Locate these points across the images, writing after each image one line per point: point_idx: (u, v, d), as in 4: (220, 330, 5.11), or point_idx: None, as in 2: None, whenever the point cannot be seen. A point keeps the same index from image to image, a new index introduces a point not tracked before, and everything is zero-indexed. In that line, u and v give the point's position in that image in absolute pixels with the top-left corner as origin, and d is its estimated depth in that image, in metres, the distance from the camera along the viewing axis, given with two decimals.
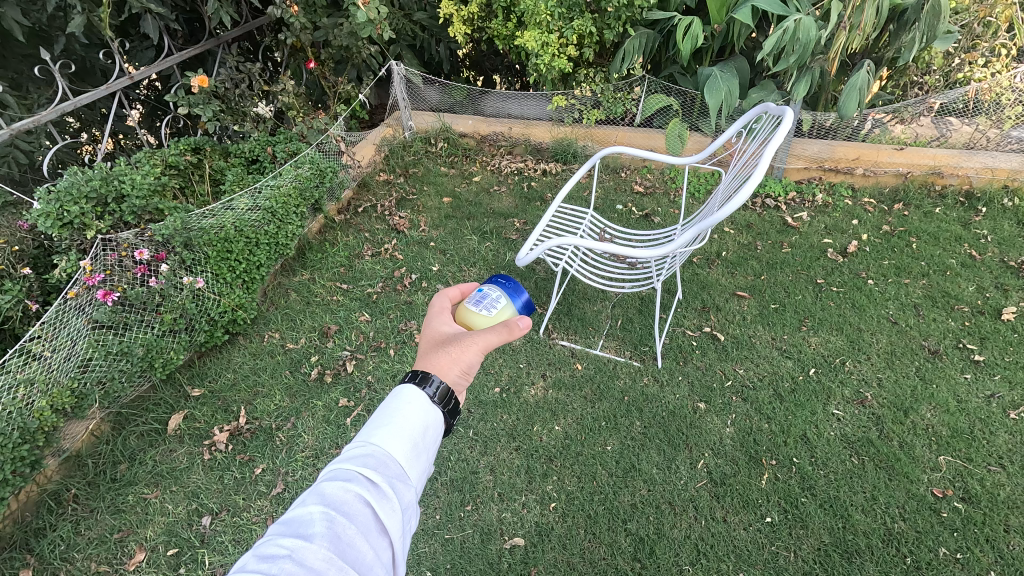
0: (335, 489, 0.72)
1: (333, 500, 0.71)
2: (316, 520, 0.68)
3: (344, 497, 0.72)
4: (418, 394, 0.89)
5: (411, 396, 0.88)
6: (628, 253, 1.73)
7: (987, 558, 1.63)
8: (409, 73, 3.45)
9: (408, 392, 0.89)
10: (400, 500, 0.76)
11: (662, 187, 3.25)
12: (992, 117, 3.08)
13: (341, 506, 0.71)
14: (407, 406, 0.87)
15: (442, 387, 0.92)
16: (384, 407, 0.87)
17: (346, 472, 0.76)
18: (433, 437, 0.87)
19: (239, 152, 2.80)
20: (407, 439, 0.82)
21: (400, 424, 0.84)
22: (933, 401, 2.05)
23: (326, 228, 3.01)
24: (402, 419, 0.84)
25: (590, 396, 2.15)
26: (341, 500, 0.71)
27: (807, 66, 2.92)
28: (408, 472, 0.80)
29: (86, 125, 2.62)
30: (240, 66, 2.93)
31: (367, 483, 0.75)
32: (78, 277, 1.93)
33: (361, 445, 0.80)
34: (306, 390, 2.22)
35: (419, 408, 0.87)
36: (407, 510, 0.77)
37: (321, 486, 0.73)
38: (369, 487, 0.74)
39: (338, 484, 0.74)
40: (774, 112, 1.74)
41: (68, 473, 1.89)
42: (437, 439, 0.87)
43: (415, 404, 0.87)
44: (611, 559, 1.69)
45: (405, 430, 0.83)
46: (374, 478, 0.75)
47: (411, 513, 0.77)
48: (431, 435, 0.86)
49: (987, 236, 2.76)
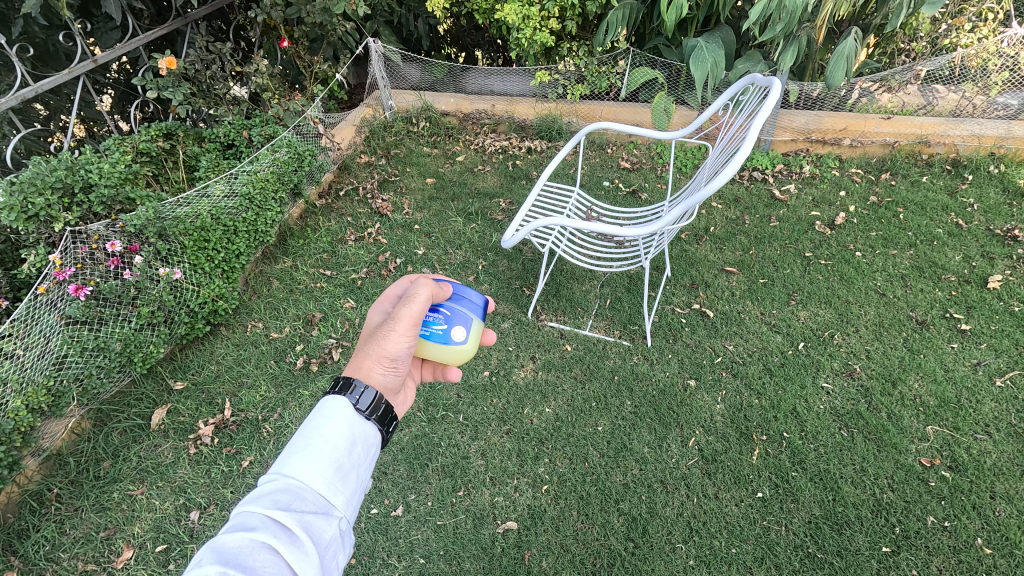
0: (234, 534, 0.68)
1: (234, 547, 0.66)
2: (212, 571, 0.61)
3: (250, 541, 0.66)
4: (342, 409, 0.88)
5: (337, 411, 0.87)
6: (615, 231, 1.68)
7: (973, 525, 1.64)
8: (387, 50, 3.36)
9: (330, 404, 0.88)
10: (319, 536, 0.73)
11: (649, 162, 3.21)
12: (979, 84, 3.05)
13: (241, 553, 0.65)
14: (328, 426, 0.86)
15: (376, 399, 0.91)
16: (300, 434, 0.84)
17: (251, 515, 0.71)
18: (360, 455, 0.86)
19: (212, 137, 2.70)
20: (326, 466, 0.80)
21: (317, 449, 0.81)
22: (920, 371, 2.06)
23: (307, 213, 2.94)
24: (320, 443, 0.82)
25: (581, 376, 2.14)
26: (242, 547, 0.66)
27: (793, 35, 2.85)
28: (330, 503, 0.77)
29: (54, 112, 2.50)
30: (210, 46, 2.80)
31: (276, 524, 0.71)
32: (48, 272, 1.87)
33: (273, 480, 0.76)
34: (292, 380, 2.18)
35: (340, 429, 0.86)
36: (331, 546, 0.74)
37: (219, 533, 0.67)
38: (278, 529, 0.70)
39: (239, 530, 0.69)
40: (761, 83, 1.70)
41: (49, 473, 1.85)
42: (361, 459, 0.86)
43: (338, 423, 0.86)
44: (604, 539, 1.69)
45: (321, 456, 0.80)
46: (286, 517, 0.71)
47: (336, 548, 0.74)
48: (354, 456, 0.85)
49: (974, 205, 2.75)
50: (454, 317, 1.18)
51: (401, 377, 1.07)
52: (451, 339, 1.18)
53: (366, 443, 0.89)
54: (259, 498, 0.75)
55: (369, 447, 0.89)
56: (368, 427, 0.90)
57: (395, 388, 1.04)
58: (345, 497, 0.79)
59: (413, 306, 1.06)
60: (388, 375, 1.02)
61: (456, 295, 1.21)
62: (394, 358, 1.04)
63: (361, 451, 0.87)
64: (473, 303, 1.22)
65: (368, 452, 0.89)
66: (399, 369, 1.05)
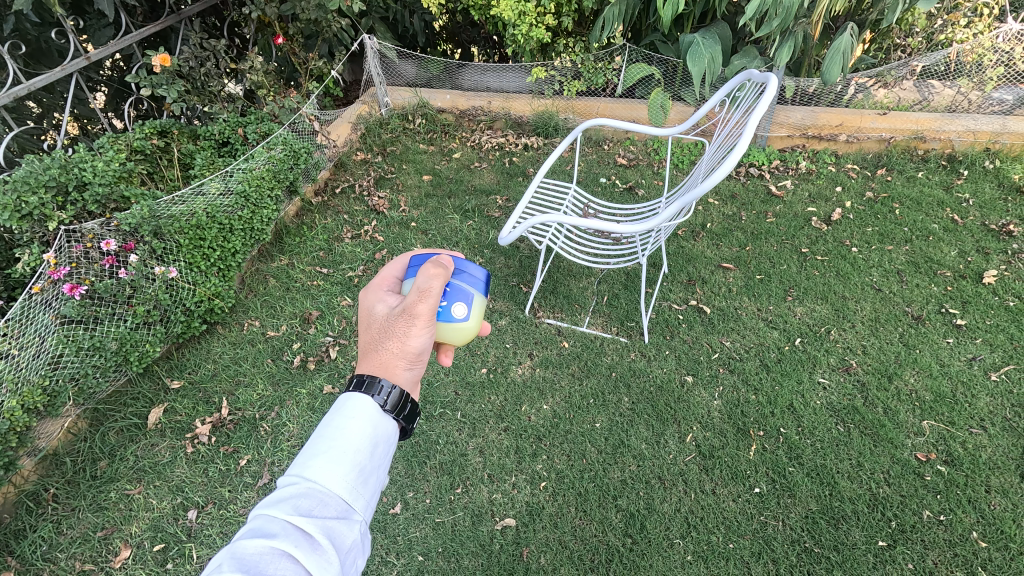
0: (253, 542, 0.65)
1: (254, 555, 0.64)
2: None
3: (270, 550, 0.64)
4: (365, 407, 0.84)
5: (359, 409, 0.84)
6: (612, 228, 1.67)
7: (969, 519, 1.65)
8: (383, 46, 3.35)
9: (351, 402, 0.84)
10: (341, 542, 0.71)
11: (646, 158, 3.20)
12: (974, 79, 3.05)
13: (260, 563, 0.63)
14: (350, 424, 0.82)
15: (394, 395, 0.86)
16: (321, 431, 0.80)
17: (271, 521, 0.69)
18: (382, 455, 0.83)
19: (207, 134, 2.69)
20: (348, 468, 0.77)
21: (339, 450, 0.78)
22: (916, 366, 2.07)
23: (304, 211, 2.93)
24: (341, 444, 0.79)
25: (578, 373, 2.14)
26: (259, 556, 0.64)
27: (789, 31, 2.85)
28: (351, 506, 0.75)
29: (47, 110, 2.46)
30: (204, 42, 2.79)
31: (297, 531, 0.68)
32: (42, 271, 1.86)
33: (294, 482, 0.74)
34: (289, 378, 2.17)
35: (362, 428, 0.82)
36: (352, 551, 0.72)
37: (239, 539, 0.65)
38: (299, 536, 0.68)
39: (258, 537, 0.67)
40: (758, 79, 1.70)
41: (45, 473, 1.84)
42: (383, 459, 0.83)
43: (359, 423, 0.82)
44: (601, 535, 1.70)
45: (342, 458, 0.77)
46: (307, 524, 0.69)
47: (357, 554, 0.72)
48: (376, 457, 0.82)
49: (969, 200, 2.76)
50: (453, 293, 1.14)
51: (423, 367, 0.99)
52: (453, 317, 1.12)
53: (388, 442, 0.86)
54: (279, 502, 0.72)
55: (390, 446, 0.86)
56: (389, 426, 0.86)
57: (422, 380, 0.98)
58: (367, 500, 0.77)
59: (427, 300, 0.92)
60: (414, 370, 0.95)
61: (457, 272, 1.18)
62: (417, 353, 0.95)
63: (383, 451, 0.84)
64: (474, 279, 1.18)
65: (390, 451, 0.86)
66: (422, 362, 0.97)
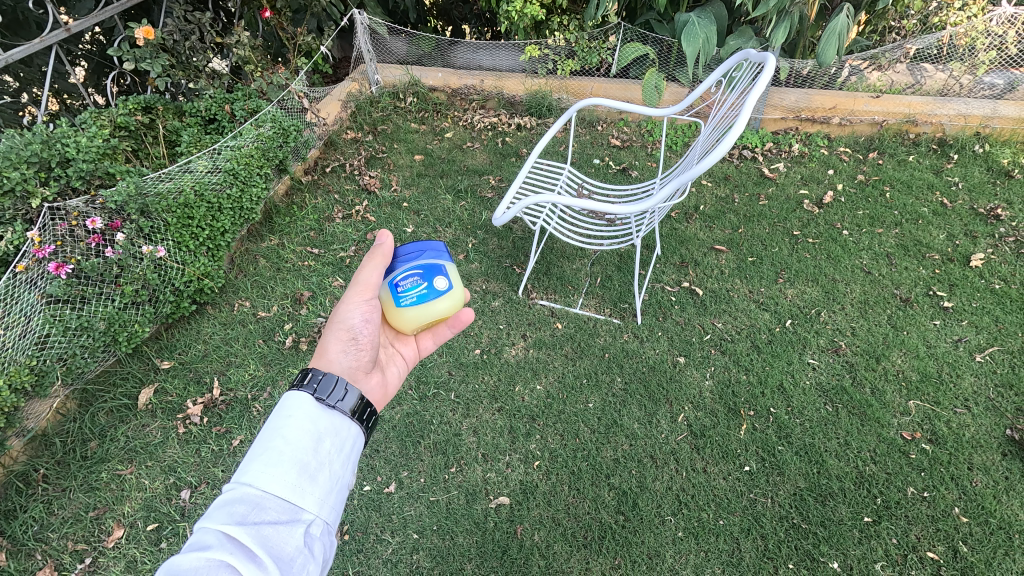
0: (191, 555, 0.68)
1: (189, 568, 0.66)
2: None
3: (203, 561, 0.66)
4: (305, 404, 0.89)
5: (298, 411, 0.88)
6: (605, 209, 1.63)
7: (951, 495, 1.69)
8: (373, 22, 3.29)
9: (292, 401, 0.89)
10: (282, 546, 0.73)
11: (639, 139, 3.19)
12: (966, 63, 3.07)
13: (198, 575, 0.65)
14: (290, 426, 0.86)
15: (343, 392, 0.93)
16: (262, 436, 0.84)
17: (208, 532, 0.71)
18: (329, 451, 0.87)
19: (194, 111, 2.62)
20: (288, 469, 0.80)
21: (279, 452, 0.82)
22: (903, 348, 2.10)
23: (293, 190, 2.88)
24: (282, 446, 0.83)
25: (571, 354, 2.15)
26: (197, 567, 0.66)
27: (785, 11, 2.83)
28: (298, 506, 0.77)
29: (25, 84, 2.39)
30: (189, 15, 2.69)
31: (233, 540, 0.70)
32: (26, 250, 1.83)
33: (232, 489, 0.77)
34: (281, 358, 2.16)
35: (303, 427, 0.87)
36: (297, 554, 0.73)
37: (175, 555, 0.67)
38: (235, 546, 0.70)
39: (196, 550, 0.69)
40: (754, 59, 1.68)
41: (34, 454, 1.83)
42: (330, 455, 0.86)
43: (299, 422, 0.87)
44: (594, 513, 1.72)
45: (282, 460, 0.80)
46: (243, 534, 0.71)
47: (303, 558, 0.73)
48: (320, 455, 0.85)
49: (958, 183, 2.78)
50: (430, 271, 1.18)
51: (367, 347, 1.13)
52: (438, 292, 1.19)
53: (338, 438, 0.90)
54: (218, 511, 0.75)
55: (341, 441, 0.90)
56: (338, 419, 0.91)
57: (361, 363, 1.11)
58: (314, 499, 0.79)
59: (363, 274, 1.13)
60: (348, 351, 1.09)
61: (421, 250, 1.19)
62: (353, 331, 1.10)
63: (330, 446, 0.88)
64: (437, 250, 1.21)
65: (341, 447, 0.89)
66: (362, 343, 1.11)
